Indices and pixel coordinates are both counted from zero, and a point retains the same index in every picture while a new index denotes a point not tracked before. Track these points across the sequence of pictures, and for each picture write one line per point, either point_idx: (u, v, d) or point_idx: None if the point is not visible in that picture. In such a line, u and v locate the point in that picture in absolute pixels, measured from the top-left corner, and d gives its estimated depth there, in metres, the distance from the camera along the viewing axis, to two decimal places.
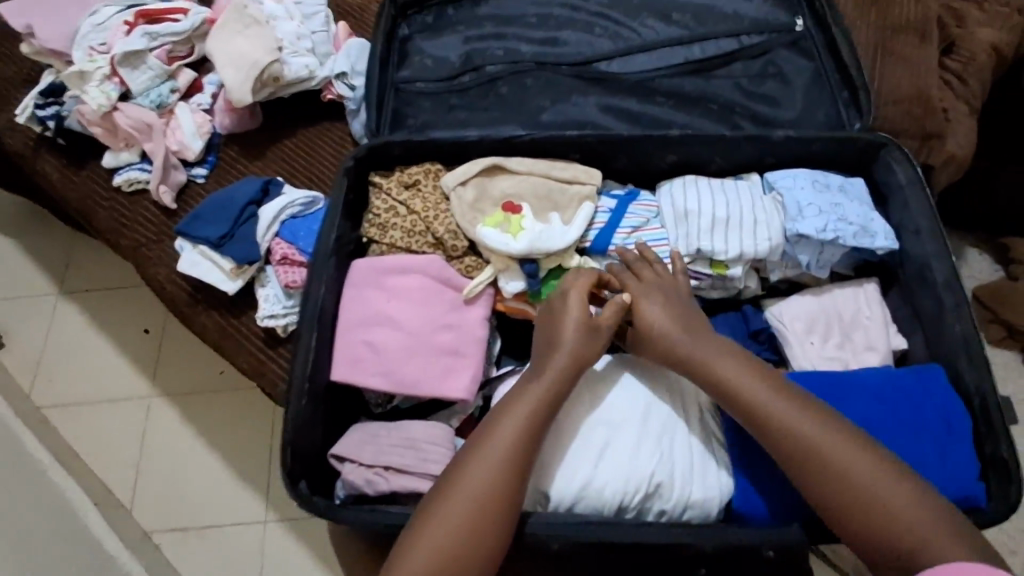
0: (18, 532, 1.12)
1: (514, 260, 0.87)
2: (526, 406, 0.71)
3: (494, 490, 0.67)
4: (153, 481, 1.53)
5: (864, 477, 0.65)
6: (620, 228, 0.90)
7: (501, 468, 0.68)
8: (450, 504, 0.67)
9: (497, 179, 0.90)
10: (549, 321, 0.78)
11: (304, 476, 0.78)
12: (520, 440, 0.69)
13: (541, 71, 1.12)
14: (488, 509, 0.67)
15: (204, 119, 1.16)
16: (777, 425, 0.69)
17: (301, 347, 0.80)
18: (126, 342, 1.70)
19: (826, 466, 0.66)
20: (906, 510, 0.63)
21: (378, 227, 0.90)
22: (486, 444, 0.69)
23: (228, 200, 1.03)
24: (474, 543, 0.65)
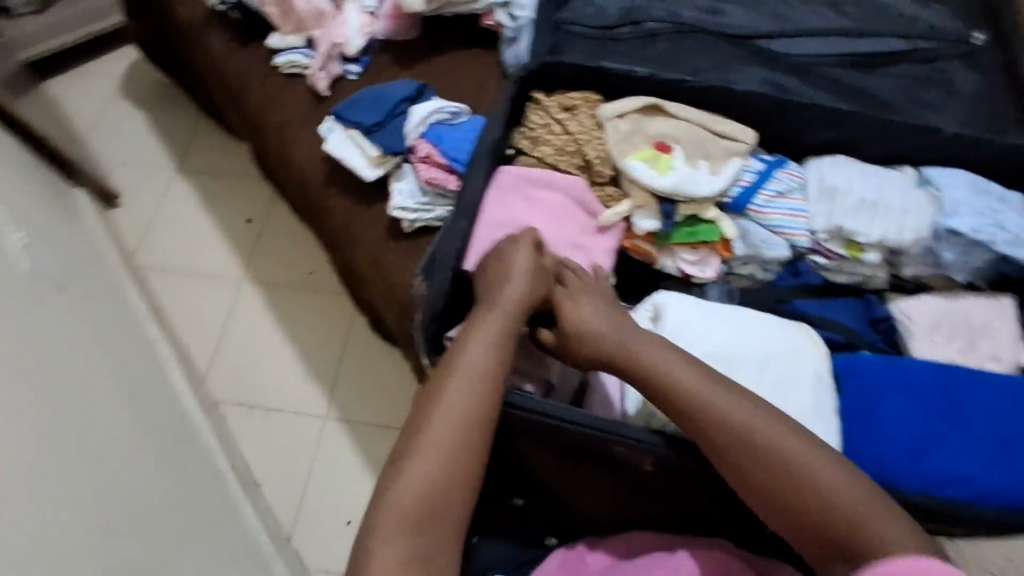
0: (115, 363, 1.20)
1: (655, 198, 0.89)
2: (485, 339, 0.75)
3: (466, 412, 0.70)
4: (231, 358, 1.61)
5: (797, 460, 0.66)
6: (763, 191, 0.90)
7: (468, 398, 0.71)
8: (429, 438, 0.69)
9: (654, 119, 0.92)
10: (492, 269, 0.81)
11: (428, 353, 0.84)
12: (486, 366, 0.73)
13: (701, 35, 1.13)
14: (464, 437, 0.69)
15: (367, 23, 1.21)
16: (700, 412, 0.69)
17: (455, 225, 0.86)
18: (228, 226, 1.79)
19: (752, 451, 0.67)
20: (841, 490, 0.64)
21: (530, 141, 0.93)
22: (454, 375, 0.72)
23: (383, 96, 1.08)
24: (456, 464, 0.68)
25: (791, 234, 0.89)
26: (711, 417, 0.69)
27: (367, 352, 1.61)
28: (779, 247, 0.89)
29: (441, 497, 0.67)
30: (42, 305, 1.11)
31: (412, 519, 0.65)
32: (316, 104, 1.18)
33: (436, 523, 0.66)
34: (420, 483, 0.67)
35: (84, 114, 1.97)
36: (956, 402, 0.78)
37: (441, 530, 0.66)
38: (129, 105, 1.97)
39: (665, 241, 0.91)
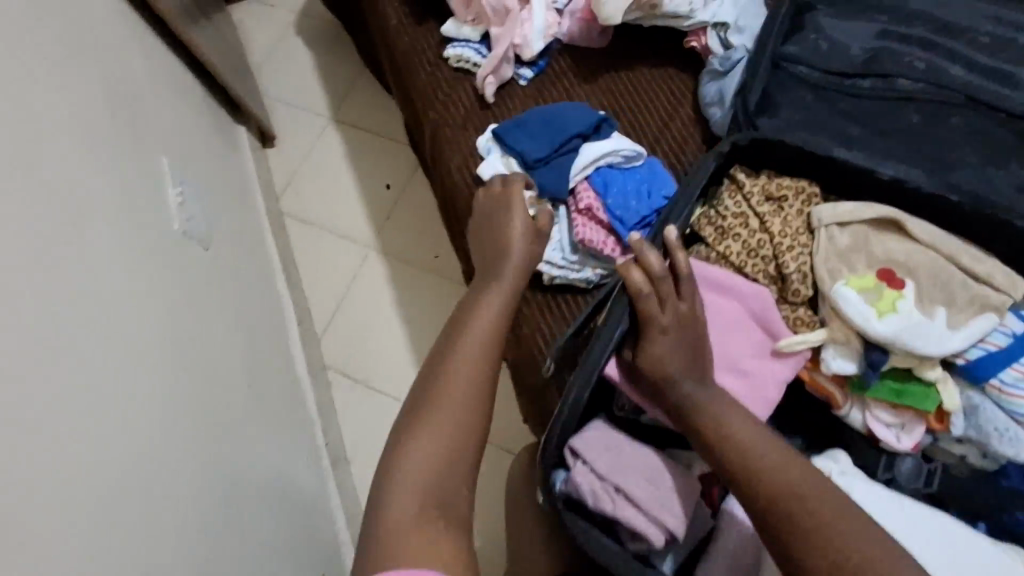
0: (234, 331, 1.22)
1: (862, 340, 0.70)
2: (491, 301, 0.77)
3: (475, 365, 0.72)
4: (347, 324, 1.63)
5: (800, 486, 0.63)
6: (1017, 364, 0.68)
7: (478, 356, 0.72)
8: (437, 409, 0.68)
9: (888, 237, 0.71)
10: (498, 229, 0.84)
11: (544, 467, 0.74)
12: (487, 331, 0.75)
13: (971, 110, 0.87)
14: (473, 403, 0.69)
15: (554, 20, 1.07)
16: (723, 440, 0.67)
17: (607, 331, 0.72)
18: (368, 188, 1.77)
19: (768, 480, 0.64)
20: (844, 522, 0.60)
21: (715, 229, 0.75)
22: (461, 338, 0.74)
23: (553, 122, 0.94)
24: (469, 416, 0.69)
25: None
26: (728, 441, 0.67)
27: None
28: (1023, 447, 0.67)
29: (452, 458, 0.66)
30: (186, 269, 1.13)
31: (420, 490, 0.63)
32: (479, 110, 1.07)
33: (447, 495, 0.64)
34: (432, 455, 0.65)
35: (260, 44, 1.99)
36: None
37: (456, 483, 0.65)
38: (300, 43, 1.97)
39: (857, 390, 0.72)
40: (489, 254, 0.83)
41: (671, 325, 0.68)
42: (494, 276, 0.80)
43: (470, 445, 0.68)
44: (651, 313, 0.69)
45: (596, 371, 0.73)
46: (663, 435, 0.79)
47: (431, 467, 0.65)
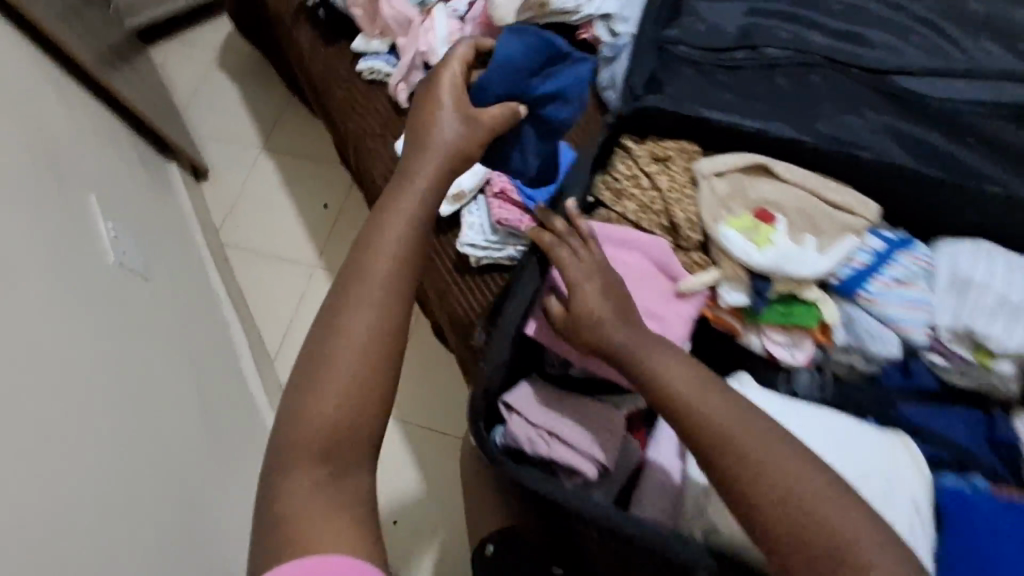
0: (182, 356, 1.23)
1: (747, 273, 0.79)
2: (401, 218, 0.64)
3: (384, 294, 0.60)
4: (299, 343, 1.65)
5: (752, 437, 0.56)
6: (879, 276, 0.78)
7: (385, 281, 0.61)
8: (336, 339, 0.58)
9: (759, 181, 0.81)
10: (419, 119, 0.71)
11: (481, 415, 0.79)
12: (395, 256, 0.62)
13: (831, 69, 0.98)
14: (382, 338, 0.59)
15: (456, 26, 1.13)
16: (673, 391, 0.61)
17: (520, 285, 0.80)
18: (307, 210, 1.81)
19: (714, 438, 0.57)
20: (809, 467, 0.54)
21: (612, 193, 0.83)
22: (364, 259, 0.62)
23: (507, 61, 0.76)
24: (374, 354, 0.58)
25: (906, 329, 0.77)
26: (678, 396, 0.60)
27: None
28: (888, 344, 0.77)
29: (355, 409, 0.57)
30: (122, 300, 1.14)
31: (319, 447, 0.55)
32: (395, 116, 1.13)
33: (356, 441, 0.57)
34: (334, 398, 0.56)
35: (184, 83, 2.02)
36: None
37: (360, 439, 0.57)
38: (225, 78, 2.01)
39: (752, 319, 0.81)
40: (408, 150, 0.70)
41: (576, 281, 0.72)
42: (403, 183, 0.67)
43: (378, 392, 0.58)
44: (557, 279, 0.75)
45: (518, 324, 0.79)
46: (594, 383, 0.85)
47: (328, 423, 0.56)
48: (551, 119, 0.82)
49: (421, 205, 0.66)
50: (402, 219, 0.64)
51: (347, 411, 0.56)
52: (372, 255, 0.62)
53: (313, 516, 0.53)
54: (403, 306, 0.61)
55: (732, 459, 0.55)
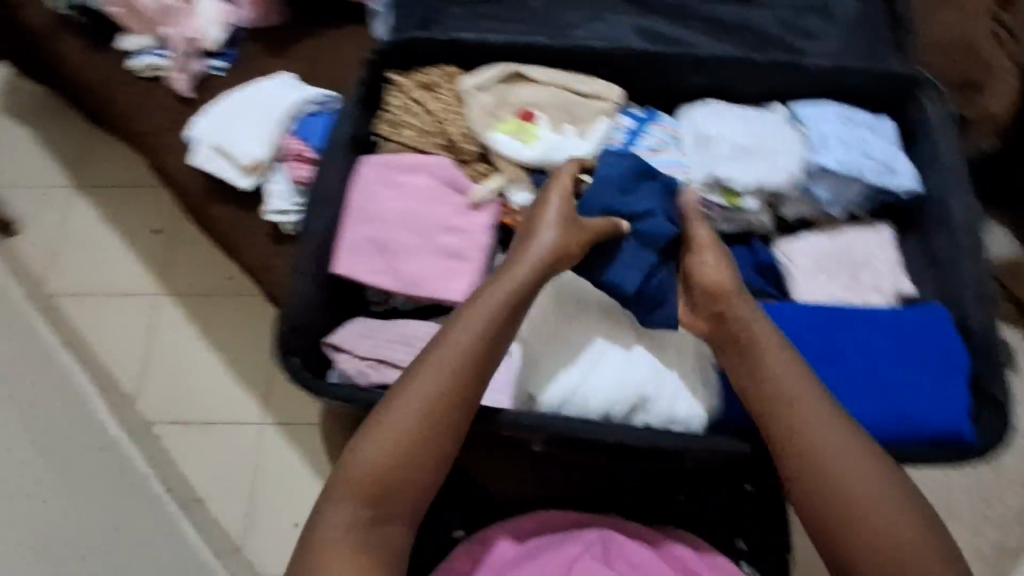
0: None
1: (525, 171, 0.86)
2: (488, 311, 0.66)
3: (451, 380, 0.64)
4: (159, 376, 1.57)
5: (839, 460, 0.58)
6: (636, 148, 0.87)
7: (451, 371, 0.64)
8: (393, 410, 0.62)
9: (518, 88, 0.89)
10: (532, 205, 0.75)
11: (303, 350, 0.80)
12: (467, 352, 0.64)
13: None
14: (440, 420, 0.63)
15: (225, 9, 1.14)
16: (773, 399, 0.62)
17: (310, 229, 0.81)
18: (138, 239, 1.71)
19: (802, 455, 0.59)
20: (887, 484, 0.57)
21: (391, 125, 0.88)
22: (439, 347, 0.65)
23: (606, 176, 0.76)
24: (428, 432, 0.62)
25: None
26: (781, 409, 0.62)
27: None
28: None
29: (401, 474, 0.61)
30: None
31: (360, 498, 0.60)
32: (183, 110, 1.12)
33: (393, 500, 0.60)
34: (384, 460, 0.61)
35: None
36: (837, 334, 0.71)
37: (402, 501, 0.61)
38: (15, 123, 1.85)
39: None
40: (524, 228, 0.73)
41: (703, 306, 0.71)
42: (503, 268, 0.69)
43: (422, 469, 0.62)
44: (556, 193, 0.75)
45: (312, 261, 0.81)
46: (420, 310, 0.88)
47: (371, 480, 0.60)
48: (655, 232, 0.73)
49: (528, 283, 0.68)
50: (501, 295, 0.67)
51: (392, 470, 0.61)
52: (453, 339, 0.65)
53: (341, 551, 0.57)
54: (466, 382, 0.64)
55: (806, 460, 0.58)
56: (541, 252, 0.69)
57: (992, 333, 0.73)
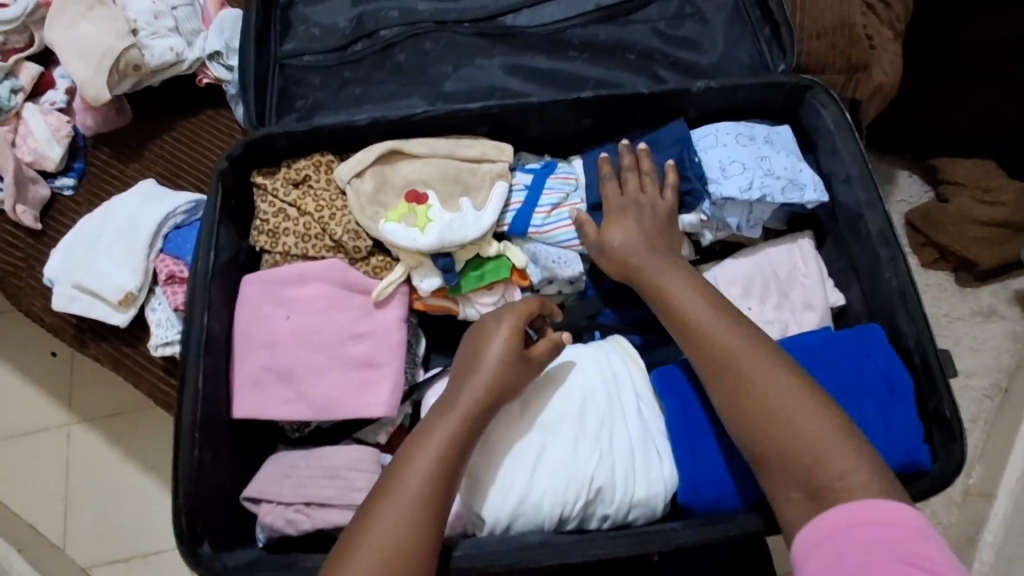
0: None
1: (426, 256, 0.79)
2: (442, 441, 0.62)
3: (415, 522, 0.59)
4: (85, 514, 1.43)
5: (766, 390, 0.60)
6: (539, 207, 0.82)
7: (413, 514, 0.59)
8: (352, 558, 0.58)
9: (398, 165, 0.81)
10: (478, 331, 0.69)
11: (209, 532, 0.68)
12: (426, 494, 0.60)
13: (441, 32, 0.99)
14: (406, 570, 0.58)
15: (60, 120, 1.02)
16: (717, 361, 0.63)
17: (187, 386, 0.69)
18: (30, 368, 1.53)
19: (731, 388, 0.62)
20: (810, 412, 0.59)
21: (268, 235, 0.79)
22: (397, 487, 0.61)
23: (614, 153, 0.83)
24: None
25: (579, 244, 0.82)
26: (702, 346, 0.64)
27: None
28: (574, 264, 0.82)
29: None
30: None
31: None
32: (34, 241, 0.99)
33: None
34: None
35: None
36: None
37: None
38: None
39: (458, 293, 0.82)
40: (470, 341, 0.69)
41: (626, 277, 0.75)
42: (457, 391, 0.66)
43: None
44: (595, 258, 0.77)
45: (199, 420, 0.70)
46: (346, 425, 0.80)
47: None
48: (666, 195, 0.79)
49: (480, 403, 0.64)
50: (450, 430, 0.63)
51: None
52: (412, 470, 0.61)
53: None
54: (429, 530, 0.60)
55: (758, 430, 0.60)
56: (489, 378, 0.65)
57: (926, 342, 0.70)
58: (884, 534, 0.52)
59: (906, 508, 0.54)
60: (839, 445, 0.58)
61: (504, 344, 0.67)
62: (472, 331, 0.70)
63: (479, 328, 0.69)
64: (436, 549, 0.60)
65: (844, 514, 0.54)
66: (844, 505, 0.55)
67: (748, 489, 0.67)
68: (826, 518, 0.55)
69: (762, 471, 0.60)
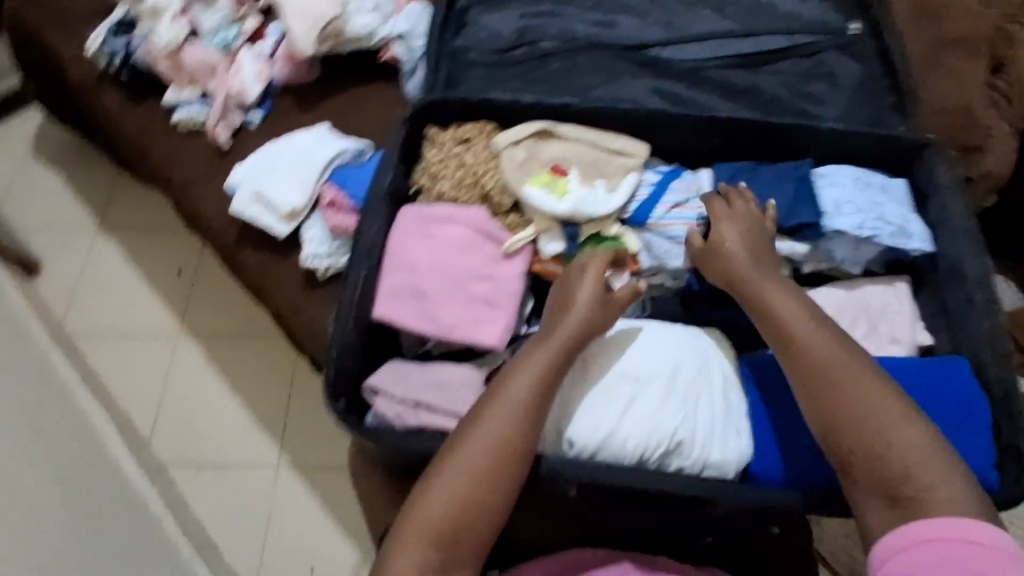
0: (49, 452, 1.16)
1: (557, 222, 0.91)
2: (528, 378, 0.71)
3: (504, 443, 0.68)
4: (175, 416, 1.58)
5: (865, 394, 0.66)
6: (661, 203, 0.92)
7: (504, 436, 0.68)
8: (450, 467, 0.68)
9: (548, 143, 0.94)
10: (565, 283, 0.79)
11: (345, 394, 0.83)
12: (514, 420, 0.69)
13: (594, 50, 1.14)
14: (496, 479, 0.67)
15: (265, 67, 1.21)
16: (829, 364, 0.68)
17: (351, 278, 0.85)
18: (158, 281, 1.73)
19: (836, 390, 0.67)
20: (898, 422, 0.65)
21: (429, 177, 0.93)
22: (490, 411, 0.70)
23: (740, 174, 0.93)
24: (486, 494, 0.67)
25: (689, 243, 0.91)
26: (812, 349, 0.70)
27: (312, 395, 1.58)
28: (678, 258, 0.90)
29: (466, 526, 0.66)
30: None
31: (429, 544, 0.65)
32: (220, 158, 1.18)
33: (459, 555, 0.66)
34: (446, 513, 0.66)
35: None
36: None
37: (466, 549, 0.66)
38: (42, 165, 1.89)
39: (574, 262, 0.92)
40: (557, 299, 0.78)
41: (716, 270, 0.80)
42: (542, 337, 0.74)
43: (483, 525, 0.67)
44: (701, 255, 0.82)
45: (355, 305, 0.84)
46: (456, 353, 0.91)
47: (434, 531, 0.65)
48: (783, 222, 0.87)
49: (564, 350, 0.73)
50: (542, 364, 0.71)
51: (460, 525, 0.66)
52: (504, 401, 0.70)
53: None
54: (519, 449, 0.69)
55: (853, 434, 0.66)
56: (577, 321, 0.74)
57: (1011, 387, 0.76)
58: (942, 553, 0.58)
59: (962, 521, 0.60)
60: (924, 453, 0.63)
61: (591, 295, 0.76)
62: (559, 287, 0.79)
63: (567, 278, 0.79)
64: (519, 471, 0.69)
65: (903, 535, 0.61)
66: (930, 519, 0.60)
67: (811, 473, 0.76)
68: (917, 526, 0.61)
69: (844, 466, 0.66)
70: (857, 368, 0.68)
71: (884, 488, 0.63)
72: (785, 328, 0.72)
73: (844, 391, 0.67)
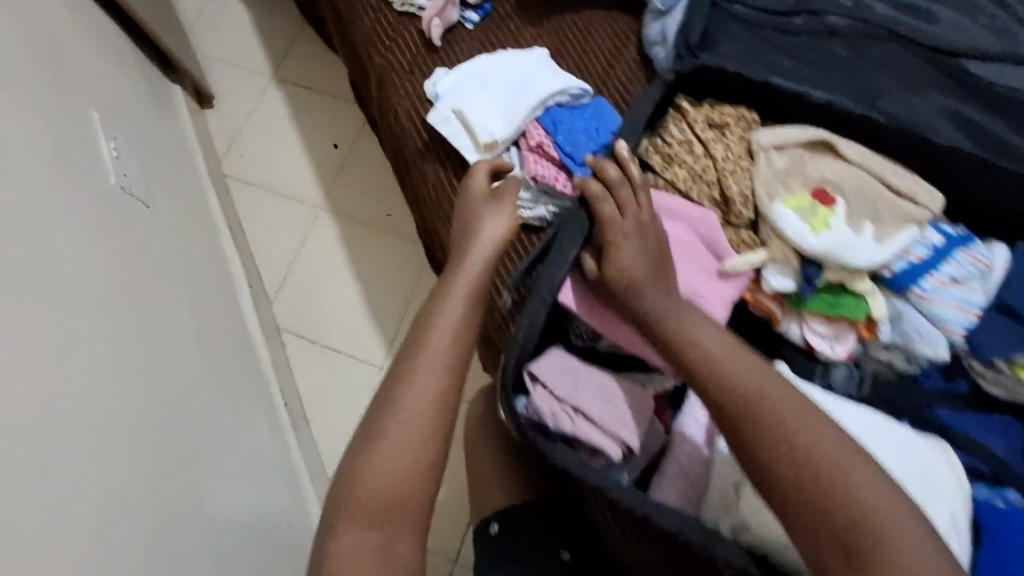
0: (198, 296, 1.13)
1: (798, 256, 0.75)
2: (448, 324, 0.66)
3: (434, 394, 0.61)
4: (300, 285, 1.60)
5: (789, 420, 0.57)
6: (936, 272, 0.74)
7: (431, 384, 0.62)
8: (383, 431, 0.59)
9: (819, 159, 0.78)
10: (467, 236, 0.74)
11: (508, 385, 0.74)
12: (443, 365, 0.63)
13: (894, 43, 0.91)
14: (426, 433, 0.60)
15: None
16: (738, 394, 0.59)
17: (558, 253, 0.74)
18: (314, 146, 1.71)
19: (756, 423, 0.57)
20: (828, 450, 0.55)
21: (663, 158, 0.79)
22: (416, 360, 0.63)
23: None
24: (418, 454, 0.59)
25: (954, 331, 0.72)
26: (718, 370, 0.61)
27: None
28: (939, 346, 0.72)
29: (401, 494, 0.57)
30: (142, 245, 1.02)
31: (368, 520, 0.56)
32: (426, 53, 1.06)
33: (399, 527, 0.57)
34: (376, 483, 0.57)
35: None
36: None
37: (406, 518, 0.57)
38: None
39: (795, 305, 0.76)
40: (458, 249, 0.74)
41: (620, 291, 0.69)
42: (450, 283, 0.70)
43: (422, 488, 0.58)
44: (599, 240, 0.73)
45: (556, 288, 0.74)
46: (620, 358, 0.81)
47: (370, 503, 0.57)
48: None
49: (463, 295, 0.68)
50: (462, 319, 0.66)
51: (399, 501, 0.57)
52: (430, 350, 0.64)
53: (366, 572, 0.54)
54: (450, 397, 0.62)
55: (782, 469, 0.55)
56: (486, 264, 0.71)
57: None
58: None
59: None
60: (873, 485, 0.53)
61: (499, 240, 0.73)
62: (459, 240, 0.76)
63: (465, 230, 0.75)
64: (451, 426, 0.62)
65: None
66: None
67: None
68: None
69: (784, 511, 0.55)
70: (782, 396, 0.58)
71: (835, 541, 0.52)
72: (688, 346, 0.64)
73: (765, 419, 0.57)
